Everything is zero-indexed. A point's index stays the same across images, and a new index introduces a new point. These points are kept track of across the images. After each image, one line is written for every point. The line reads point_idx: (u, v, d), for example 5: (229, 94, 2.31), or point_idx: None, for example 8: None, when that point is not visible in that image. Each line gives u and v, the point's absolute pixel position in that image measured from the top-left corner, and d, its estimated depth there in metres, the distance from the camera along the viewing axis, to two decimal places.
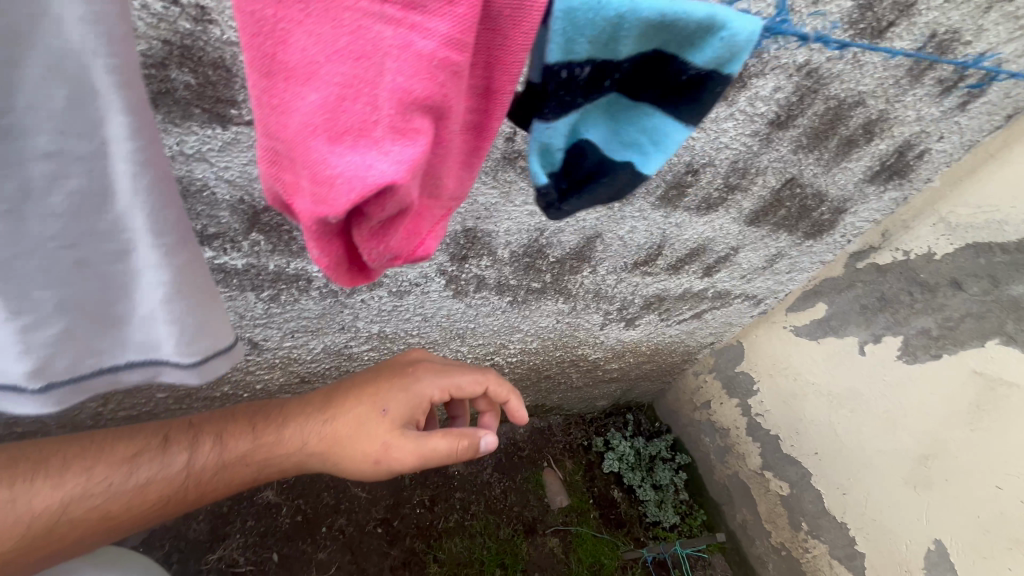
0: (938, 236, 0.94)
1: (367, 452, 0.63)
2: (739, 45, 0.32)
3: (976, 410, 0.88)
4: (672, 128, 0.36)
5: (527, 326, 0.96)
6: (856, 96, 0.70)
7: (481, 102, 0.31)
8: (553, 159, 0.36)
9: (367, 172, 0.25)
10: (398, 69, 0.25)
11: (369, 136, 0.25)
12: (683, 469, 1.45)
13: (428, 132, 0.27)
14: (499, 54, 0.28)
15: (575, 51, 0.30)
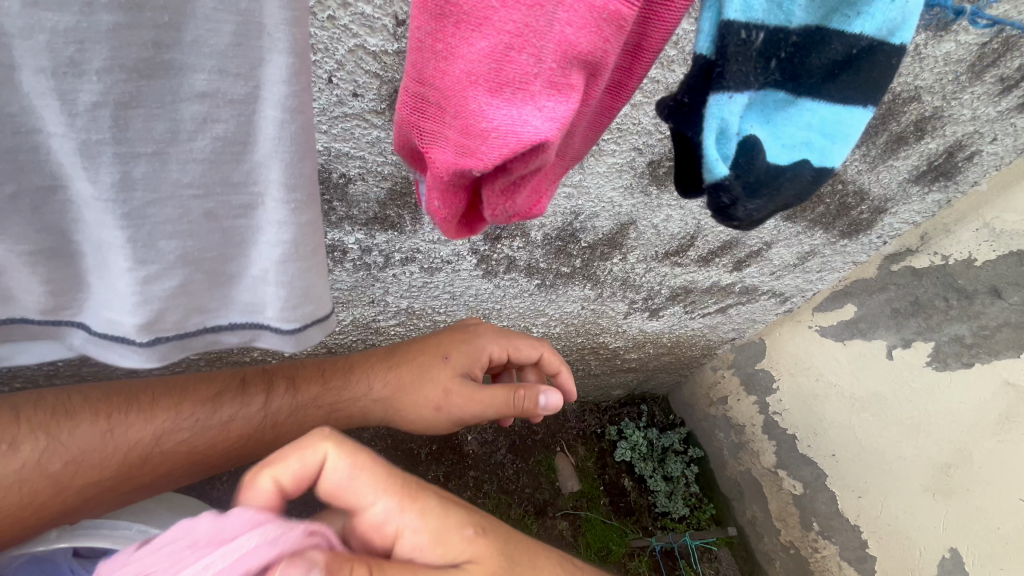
0: (980, 242, 0.91)
1: (428, 397, 0.71)
2: (900, 16, 0.31)
3: (1005, 421, 0.86)
4: (847, 114, 0.33)
5: (553, 310, 0.96)
6: (912, 91, 0.67)
7: (626, 60, 0.29)
8: (730, 149, 0.33)
9: (522, 127, 0.27)
10: (567, 21, 0.25)
11: (526, 91, 0.26)
12: (694, 463, 1.45)
13: (580, 91, 0.27)
14: (658, 8, 0.27)
15: (751, 10, 0.29)
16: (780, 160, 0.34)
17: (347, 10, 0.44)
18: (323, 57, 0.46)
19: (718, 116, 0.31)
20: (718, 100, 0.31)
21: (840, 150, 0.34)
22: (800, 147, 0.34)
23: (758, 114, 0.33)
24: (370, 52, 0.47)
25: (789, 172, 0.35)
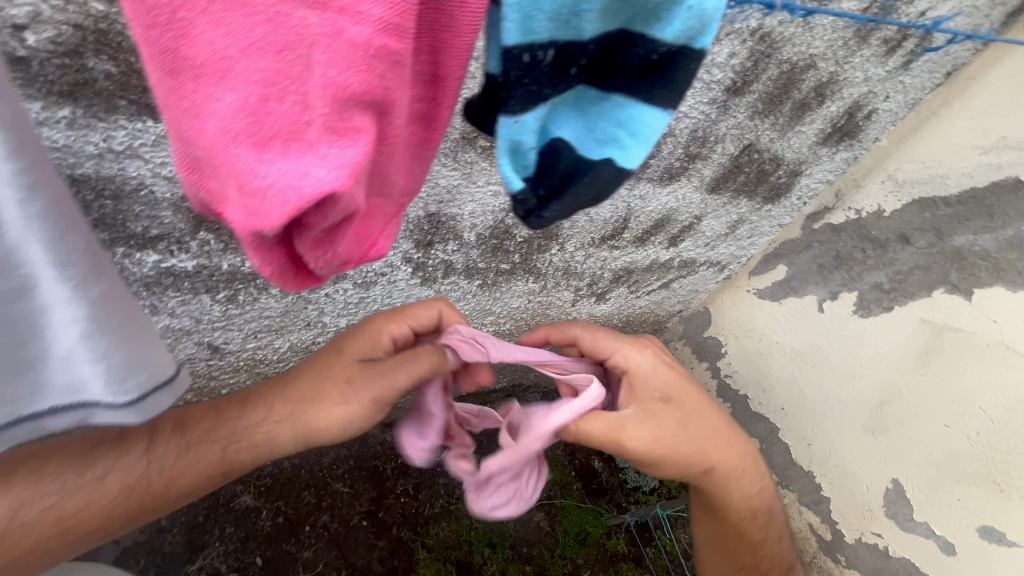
0: (887, 194, 1.00)
1: (337, 393, 0.65)
2: (708, 16, 0.30)
3: (924, 356, 0.93)
4: (648, 114, 0.34)
5: (499, 308, 0.95)
6: (808, 59, 0.71)
7: (429, 89, 0.31)
8: (526, 160, 0.36)
9: (302, 181, 0.25)
10: (330, 62, 0.24)
11: (303, 140, 0.25)
12: None
13: (368, 130, 0.26)
14: (445, 37, 0.29)
15: (535, 30, 0.29)
16: (592, 156, 0.37)
17: None
18: None
19: (506, 135, 0.34)
20: (507, 121, 0.33)
21: (641, 150, 0.36)
22: (610, 144, 0.36)
23: (562, 113, 0.36)
24: None
25: (595, 170, 0.38)
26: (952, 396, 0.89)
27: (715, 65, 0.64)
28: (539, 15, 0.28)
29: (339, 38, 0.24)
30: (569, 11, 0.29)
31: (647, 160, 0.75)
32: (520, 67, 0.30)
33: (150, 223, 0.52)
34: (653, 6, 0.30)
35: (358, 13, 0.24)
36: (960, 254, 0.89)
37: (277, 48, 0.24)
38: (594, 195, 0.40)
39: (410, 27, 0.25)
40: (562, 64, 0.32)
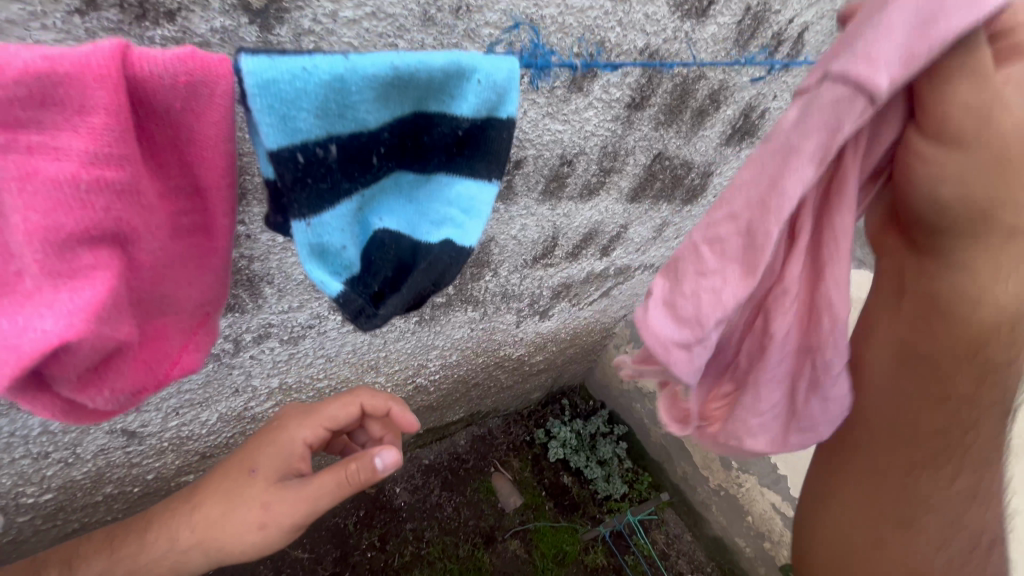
0: None
1: (249, 522, 0.58)
2: (500, 86, 0.34)
3: None
4: (471, 193, 0.38)
5: (443, 341, 0.94)
6: (697, 71, 0.75)
7: (192, 201, 0.33)
8: (343, 257, 0.36)
9: (27, 332, 0.27)
10: (28, 205, 0.26)
11: (19, 291, 0.27)
12: (623, 439, 1.51)
13: (101, 264, 0.29)
14: (190, 152, 0.30)
15: (300, 128, 0.29)
16: (430, 237, 0.39)
17: None
18: None
19: (304, 241, 0.33)
20: (300, 226, 0.33)
21: (477, 226, 0.39)
22: (445, 224, 0.39)
23: (386, 201, 0.38)
24: None
25: (430, 253, 0.39)
26: None
27: (611, 85, 0.67)
28: (300, 114, 0.29)
29: (37, 176, 0.25)
30: (339, 104, 0.30)
31: (564, 180, 0.77)
32: (296, 168, 0.30)
33: None
34: (437, 86, 0.33)
35: (58, 149, 0.26)
36: None
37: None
38: (432, 276, 0.39)
39: (123, 156, 0.27)
40: (353, 155, 0.33)
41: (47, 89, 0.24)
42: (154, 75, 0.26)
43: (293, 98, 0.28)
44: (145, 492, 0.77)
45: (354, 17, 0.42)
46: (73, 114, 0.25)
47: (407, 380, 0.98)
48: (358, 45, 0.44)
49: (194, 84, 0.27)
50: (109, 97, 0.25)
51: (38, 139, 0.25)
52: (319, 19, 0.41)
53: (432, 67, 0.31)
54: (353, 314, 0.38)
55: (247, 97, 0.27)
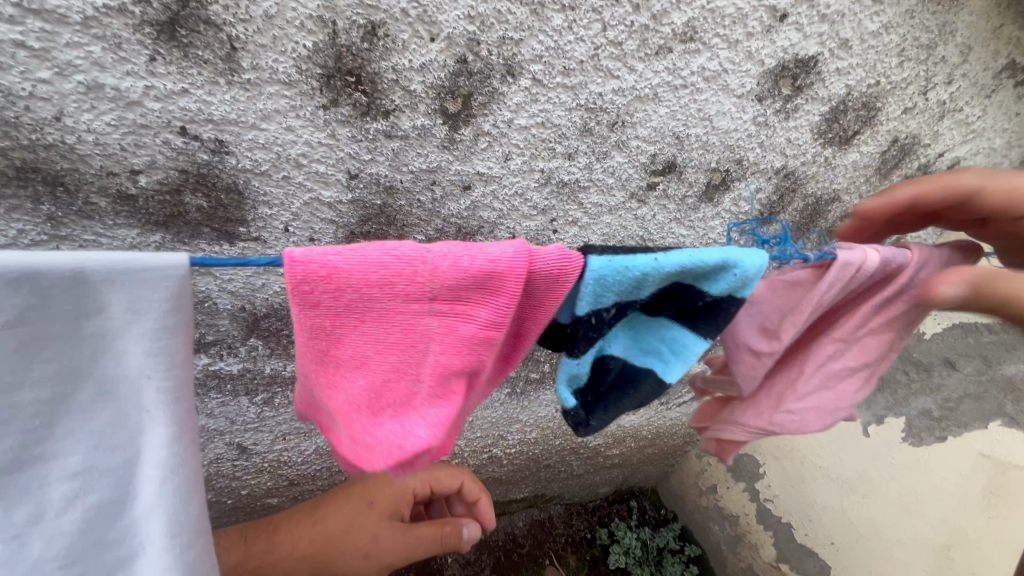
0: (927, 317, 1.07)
1: (359, 547, 0.76)
2: (749, 277, 0.38)
3: (990, 494, 0.90)
4: (690, 340, 0.41)
5: (526, 416, 0.94)
6: (832, 193, 0.74)
7: (509, 345, 0.40)
8: (577, 378, 0.42)
9: (407, 439, 0.37)
10: (444, 350, 0.35)
11: (410, 404, 0.37)
12: (694, 562, 1.35)
13: (458, 389, 0.38)
14: (529, 315, 0.37)
15: (603, 300, 0.37)
16: (638, 364, 0.44)
17: (301, 169, 0.45)
18: (277, 211, 0.47)
19: (567, 369, 0.41)
20: (569, 359, 0.41)
21: (680, 368, 0.42)
22: (652, 355, 0.43)
23: (615, 338, 0.42)
24: (325, 203, 0.48)
25: (642, 382, 0.44)
26: None
27: (742, 199, 0.68)
28: (607, 293, 0.36)
29: (454, 333, 0.35)
30: (631, 288, 0.37)
31: None
32: (588, 324, 0.38)
33: (207, 330, 0.55)
34: (702, 275, 0.37)
35: (467, 316, 0.34)
36: None
37: (404, 348, 0.35)
38: (636, 404, 0.45)
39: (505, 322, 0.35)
40: (620, 318, 0.39)
41: (481, 279, 0.33)
42: (541, 271, 0.34)
43: (609, 282, 0.36)
44: (234, 506, 0.83)
45: (526, 124, 0.49)
46: (490, 296, 0.34)
47: (484, 449, 0.98)
48: (523, 146, 0.50)
49: (560, 274, 0.34)
50: (518, 285, 0.33)
51: (463, 307, 0.34)
52: (498, 124, 0.48)
53: (705, 262, 0.36)
54: (572, 422, 0.44)
55: (580, 282, 0.35)
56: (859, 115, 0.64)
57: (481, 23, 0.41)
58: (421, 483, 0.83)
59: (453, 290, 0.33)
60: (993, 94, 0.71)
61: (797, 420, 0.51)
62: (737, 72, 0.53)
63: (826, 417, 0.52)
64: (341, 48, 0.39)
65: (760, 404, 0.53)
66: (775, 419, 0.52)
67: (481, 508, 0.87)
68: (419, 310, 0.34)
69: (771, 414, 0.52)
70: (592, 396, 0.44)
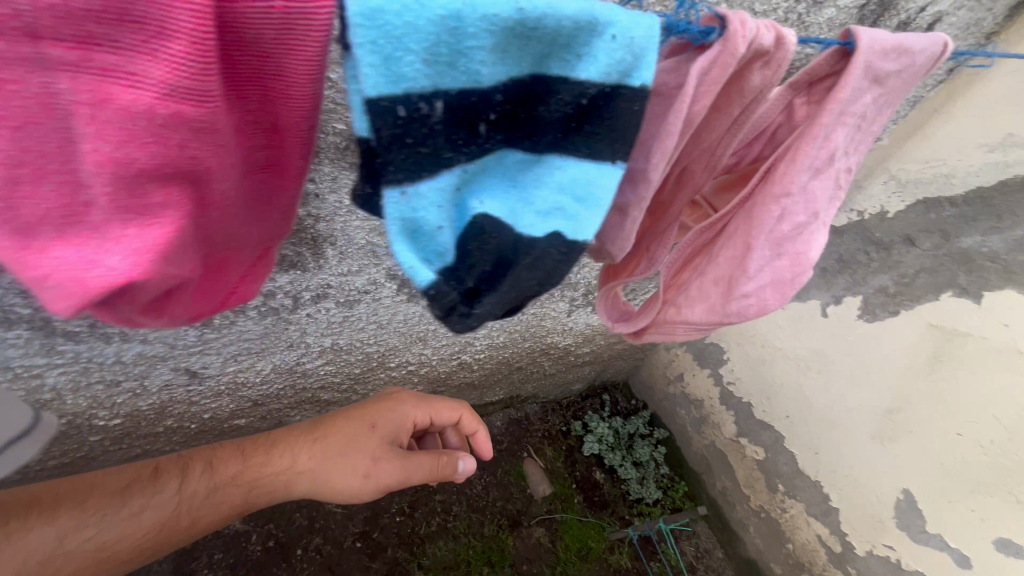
0: (890, 194, 0.99)
1: (356, 469, 0.74)
2: (637, 46, 0.31)
3: (933, 361, 0.92)
4: (595, 175, 0.35)
5: (492, 321, 0.93)
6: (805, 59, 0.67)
7: (262, 137, 0.34)
8: (435, 242, 0.36)
9: (93, 267, 0.30)
10: (100, 134, 0.26)
11: (87, 221, 0.30)
12: (661, 444, 1.49)
13: (169, 205, 0.30)
14: (269, 81, 0.30)
15: (405, 77, 0.28)
16: (534, 230, 0.37)
17: None
18: None
19: (394, 215, 0.33)
20: (392, 197, 0.32)
21: (595, 218, 0.36)
22: (555, 215, 0.36)
23: (489, 184, 0.36)
24: None
25: (536, 246, 0.37)
26: (963, 404, 0.88)
27: None
28: (406, 58, 0.27)
29: (109, 104, 0.26)
30: (448, 54, 0.29)
31: None
32: (394, 122, 0.29)
33: None
34: (563, 42, 0.31)
35: (132, 74, 0.25)
36: (967, 256, 0.89)
37: (40, 129, 0.27)
38: (535, 273, 0.39)
39: (207, 95, 0.27)
40: (460, 117, 0.31)
41: (125, 5, 0.24)
42: (249, 3, 0.26)
43: (402, 35, 0.27)
44: (201, 430, 0.82)
45: None
46: (150, 36, 0.25)
47: (452, 356, 0.98)
48: None
49: (289, 11, 0.26)
50: (199, 19, 0.25)
51: (113, 60, 0.25)
52: None
53: (561, 15, 0.29)
54: (440, 305, 0.38)
55: (348, 33, 0.26)
56: None
57: None
58: (421, 411, 0.83)
59: (73, 24, 0.24)
60: None
61: (754, 301, 0.48)
62: None
63: (785, 287, 0.47)
64: None
65: (708, 293, 0.51)
66: (728, 307, 0.49)
67: (480, 440, 0.89)
68: (36, 62, 0.25)
69: (724, 304, 0.49)
70: (476, 281, 0.39)
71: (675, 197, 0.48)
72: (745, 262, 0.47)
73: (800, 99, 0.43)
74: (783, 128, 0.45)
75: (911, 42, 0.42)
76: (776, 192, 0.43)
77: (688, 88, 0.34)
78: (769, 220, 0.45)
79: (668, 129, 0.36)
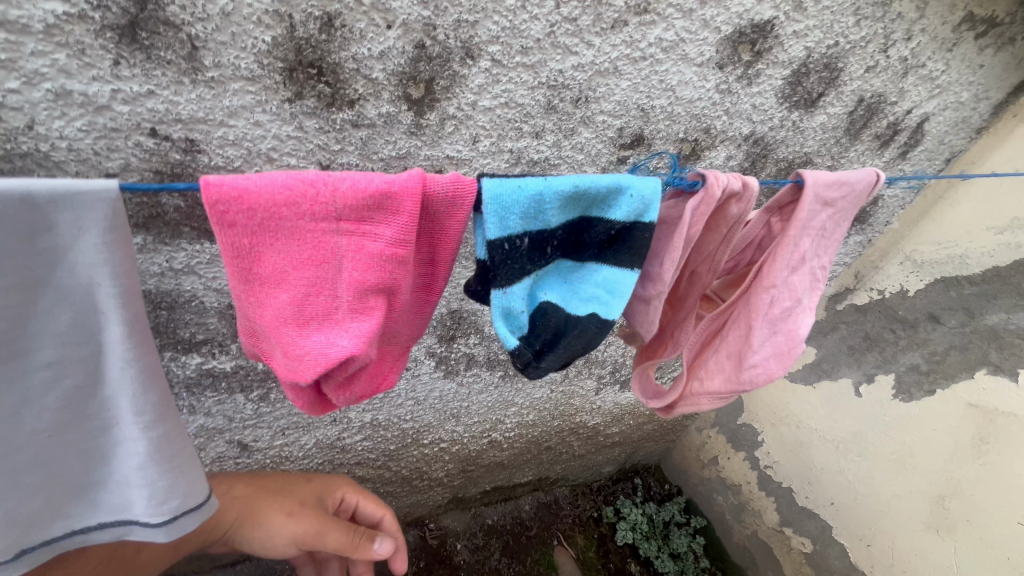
0: (908, 274, 1.00)
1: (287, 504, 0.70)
2: (647, 200, 0.39)
3: (979, 443, 0.89)
4: (621, 276, 0.42)
5: (522, 399, 0.96)
6: (804, 156, 0.75)
7: (426, 272, 0.39)
8: (518, 320, 0.41)
9: (331, 348, 0.35)
10: (355, 266, 0.34)
11: (334, 319, 0.36)
12: (700, 533, 1.41)
13: (381, 307, 0.36)
14: (438, 235, 0.36)
15: (509, 226, 0.36)
16: (578, 311, 0.44)
17: (273, 164, 0.46)
18: None
19: (498, 305, 0.39)
20: (498, 293, 0.39)
21: (620, 304, 0.43)
22: (593, 301, 0.44)
23: (549, 279, 0.43)
24: None
25: (580, 322, 0.44)
26: (1018, 490, 0.83)
27: (714, 167, 0.69)
28: (511, 216, 0.35)
29: (363, 251, 0.34)
30: (535, 213, 0.36)
31: None
32: (504, 251, 0.37)
33: (197, 329, 0.56)
34: (601, 200, 0.38)
35: (375, 233, 0.33)
36: (995, 333, 0.89)
37: (316, 268, 0.34)
38: (583, 342, 0.45)
39: (413, 240, 0.34)
40: (536, 245, 0.38)
41: (384, 197, 0.32)
42: (434, 194, 0.34)
43: (510, 204, 0.35)
44: None
45: (490, 105, 0.50)
46: (390, 215, 0.33)
47: (482, 434, 1.00)
48: (489, 127, 0.52)
49: (456, 196, 0.34)
50: (413, 204, 0.33)
51: (370, 227, 0.33)
52: (462, 107, 0.49)
53: (600, 186, 0.37)
54: (522, 364, 0.43)
55: (481, 208, 0.35)
56: (822, 77, 0.66)
57: (435, 8, 0.42)
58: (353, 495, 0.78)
59: (355, 209, 0.32)
60: (955, 47, 0.72)
61: (762, 370, 0.53)
62: (695, 41, 0.54)
63: (786, 356, 0.53)
64: (300, 41, 0.40)
65: (724, 366, 0.55)
66: (742, 376, 0.54)
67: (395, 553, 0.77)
68: (329, 228, 0.33)
69: (739, 375, 0.54)
70: (542, 345, 0.43)
71: (687, 288, 0.53)
72: (750, 337, 0.52)
73: (775, 218, 0.49)
74: (766, 238, 0.51)
75: (848, 176, 0.47)
76: (766, 285, 0.49)
77: (685, 218, 0.41)
78: (764, 306, 0.51)
79: (674, 246, 0.42)
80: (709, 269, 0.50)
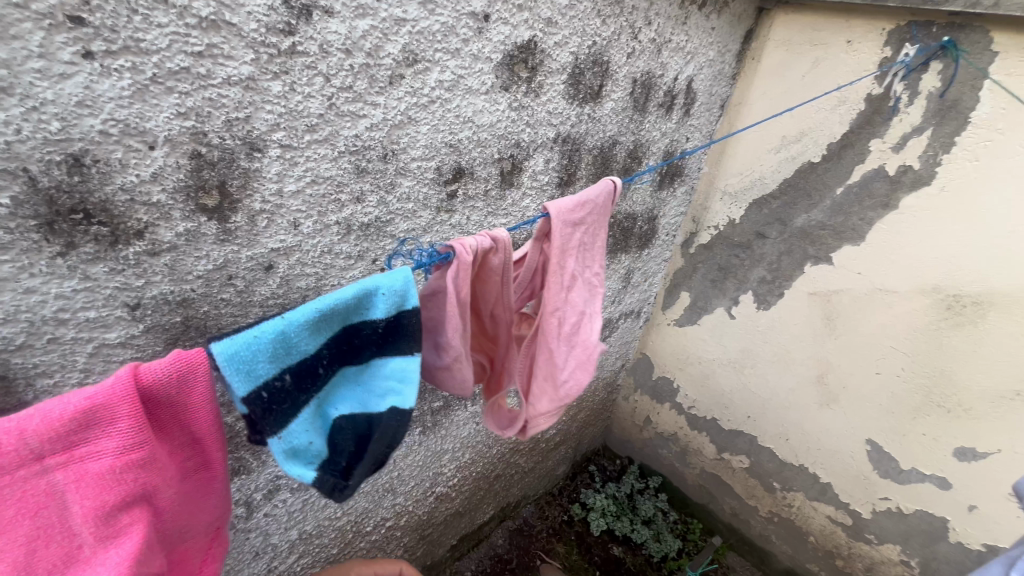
0: (729, 206, 1.15)
1: None
2: (399, 291, 0.41)
3: (828, 322, 1.05)
4: (403, 363, 0.43)
5: (452, 443, 0.94)
6: (610, 139, 0.84)
7: (194, 450, 0.37)
8: (313, 450, 0.41)
9: None
10: (82, 495, 0.31)
11: (81, 559, 0.32)
12: (661, 490, 1.50)
13: (137, 519, 0.33)
14: (184, 416, 0.35)
15: (260, 372, 0.35)
16: (377, 408, 0.44)
17: (67, 324, 0.41)
18: (62, 376, 0.43)
19: (281, 452, 0.38)
20: (275, 440, 0.37)
21: (412, 392, 0.43)
22: (389, 394, 0.44)
23: (339, 392, 0.43)
24: (116, 345, 0.44)
25: (382, 422, 0.44)
26: (869, 349, 1.01)
27: (538, 173, 0.75)
28: (259, 364, 0.34)
29: (86, 475, 0.31)
30: (284, 349, 0.36)
31: None
32: (263, 401, 0.35)
33: None
34: (353, 307, 0.39)
35: (95, 451, 0.31)
36: (805, 232, 1.05)
37: (36, 516, 0.31)
38: (386, 442, 0.45)
39: (146, 440, 0.33)
40: (302, 374, 0.38)
41: (88, 414, 0.30)
42: (154, 383, 0.32)
43: (251, 356, 0.34)
44: None
45: (298, 187, 0.49)
46: (106, 426, 0.31)
47: (426, 494, 0.97)
48: (306, 208, 0.51)
49: (183, 375, 0.33)
50: (128, 406, 0.31)
51: (87, 448, 0.31)
52: (268, 199, 0.48)
53: (345, 298, 0.38)
54: (328, 492, 0.41)
55: (218, 368, 0.33)
56: (596, 72, 0.74)
57: (197, 115, 0.40)
58: None
59: (57, 439, 0.30)
60: (689, 20, 0.85)
61: (572, 383, 0.58)
62: (473, 74, 0.58)
63: (588, 365, 0.58)
64: (50, 190, 0.36)
65: (545, 389, 0.59)
66: (561, 392, 0.59)
67: None
68: (31, 471, 0.30)
69: (557, 394, 0.59)
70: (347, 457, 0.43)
71: (496, 328, 0.56)
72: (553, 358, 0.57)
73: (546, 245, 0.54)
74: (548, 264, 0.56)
75: (588, 194, 0.54)
76: (550, 310, 0.55)
77: (449, 287, 0.44)
78: (554, 327, 0.56)
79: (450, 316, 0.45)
80: (504, 309, 0.53)
